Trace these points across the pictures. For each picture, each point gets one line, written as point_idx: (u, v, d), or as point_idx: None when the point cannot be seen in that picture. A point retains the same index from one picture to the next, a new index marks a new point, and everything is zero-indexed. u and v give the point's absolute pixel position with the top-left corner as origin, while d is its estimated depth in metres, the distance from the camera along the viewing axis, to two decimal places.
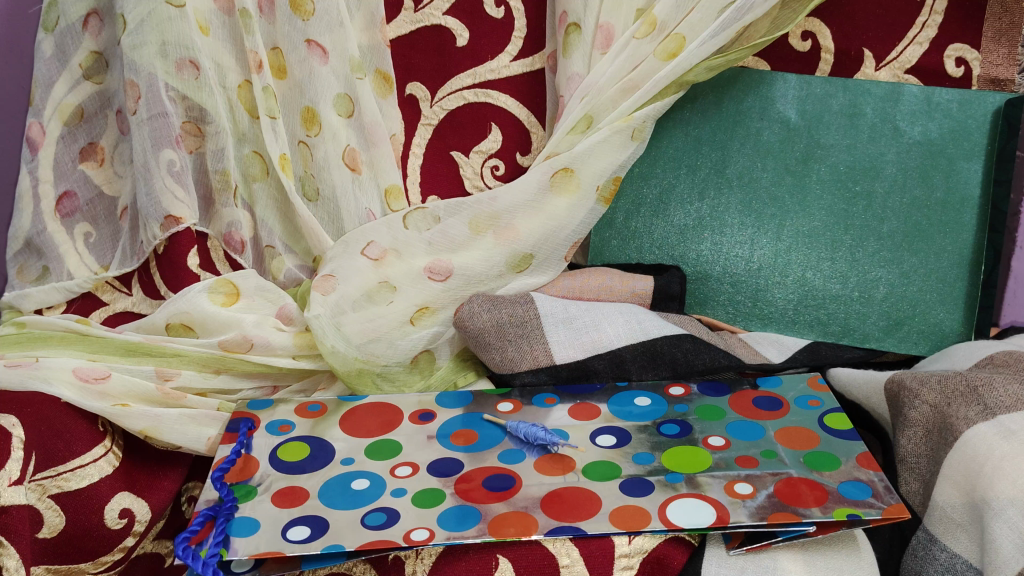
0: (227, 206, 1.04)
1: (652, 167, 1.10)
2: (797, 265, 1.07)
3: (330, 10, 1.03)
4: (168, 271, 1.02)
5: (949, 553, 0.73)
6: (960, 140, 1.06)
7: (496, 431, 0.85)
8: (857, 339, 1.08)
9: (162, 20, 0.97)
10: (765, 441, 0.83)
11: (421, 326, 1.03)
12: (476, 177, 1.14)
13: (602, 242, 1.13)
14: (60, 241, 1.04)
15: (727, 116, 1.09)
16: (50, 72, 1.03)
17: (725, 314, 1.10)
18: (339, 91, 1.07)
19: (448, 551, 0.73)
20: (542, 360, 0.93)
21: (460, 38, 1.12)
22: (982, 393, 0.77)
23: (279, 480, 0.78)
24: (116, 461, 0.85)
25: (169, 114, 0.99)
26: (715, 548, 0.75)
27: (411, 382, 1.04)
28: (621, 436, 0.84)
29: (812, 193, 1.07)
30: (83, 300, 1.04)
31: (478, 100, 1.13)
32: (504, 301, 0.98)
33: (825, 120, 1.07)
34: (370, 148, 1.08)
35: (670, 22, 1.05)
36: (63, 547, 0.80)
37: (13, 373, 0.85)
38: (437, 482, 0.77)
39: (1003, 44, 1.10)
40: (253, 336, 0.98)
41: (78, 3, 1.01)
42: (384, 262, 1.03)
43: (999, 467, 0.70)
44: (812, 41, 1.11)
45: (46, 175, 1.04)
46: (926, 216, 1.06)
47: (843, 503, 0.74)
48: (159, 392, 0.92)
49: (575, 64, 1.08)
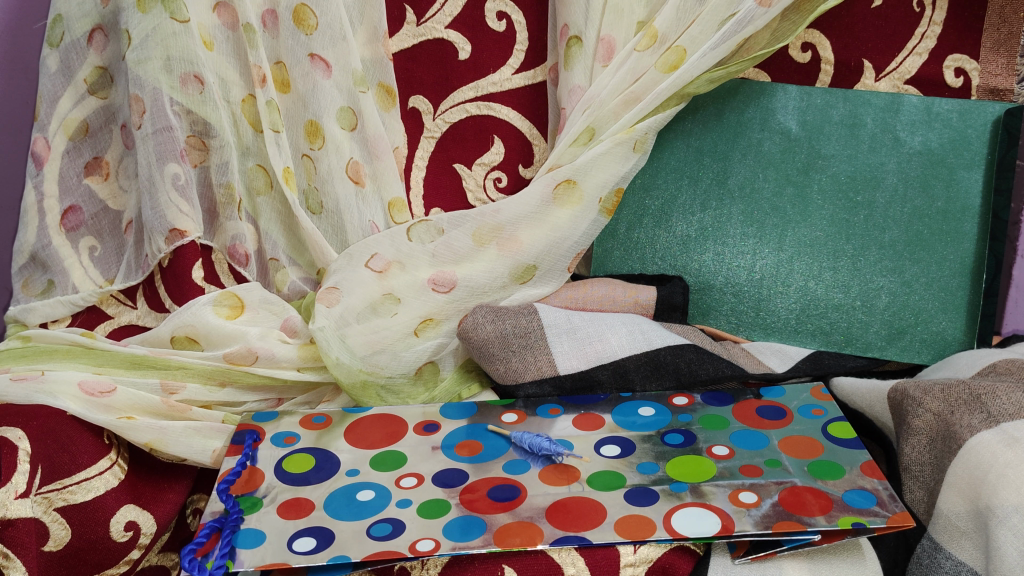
0: (232, 219, 1.05)
1: (653, 179, 1.11)
2: (798, 275, 1.07)
3: (332, 24, 1.04)
4: (172, 284, 1.03)
5: (954, 561, 0.73)
6: (960, 149, 1.06)
7: (501, 441, 0.85)
8: (860, 348, 1.08)
9: (167, 35, 0.98)
10: (769, 450, 0.83)
11: (425, 337, 1.03)
12: (479, 190, 1.16)
13: (605, 254, 1.14)
14: (66, 254, 1.05)
15: (728, 127, 1.10)
16: (55, 87, 1.03)
17: (727, 324, 1.11)
18: (342, 104, 1.08)
19: (454, 562, 0.73)
20: (546, 370, 0.94)
21: (461, 51, 1.12)
22: (985, 401, 0.77)
23: (285, 491, 0.78)
24: (122, 473, 0.85)
25: (173, 128, 1.00)
26: (720, 557, 0.75)
27: (416, 394, 1.03)
28: (625, 446, 0.84)
29: (813, 203, 1.08)
30: (88, 314, 1.05)
31: (481, 112, 1.14)
32: (508, 312, 1.00)
33: (825, 131, 1.08)
34: (373, 161, 1.09)
35: (670, 34, 1.06)
36: (70, 559, 0.80)
37: (18, 387, 0.86)
38: (442, 493, 0.77)
39: (1002, 54, 1.11)
40: (258, 348, 0.98)
41: (83, 19, 1.02)
42: (387, 274, 1.04)
43: (1003, 474, 0.70)
44: (812, 52, 1.12)
45: (51, 190, 1.04)
46: (926, 226, 1.06)
47: (848, 512, 0.74)
48: (165, 404, 0.92)
49: (576, 77, 1.09)
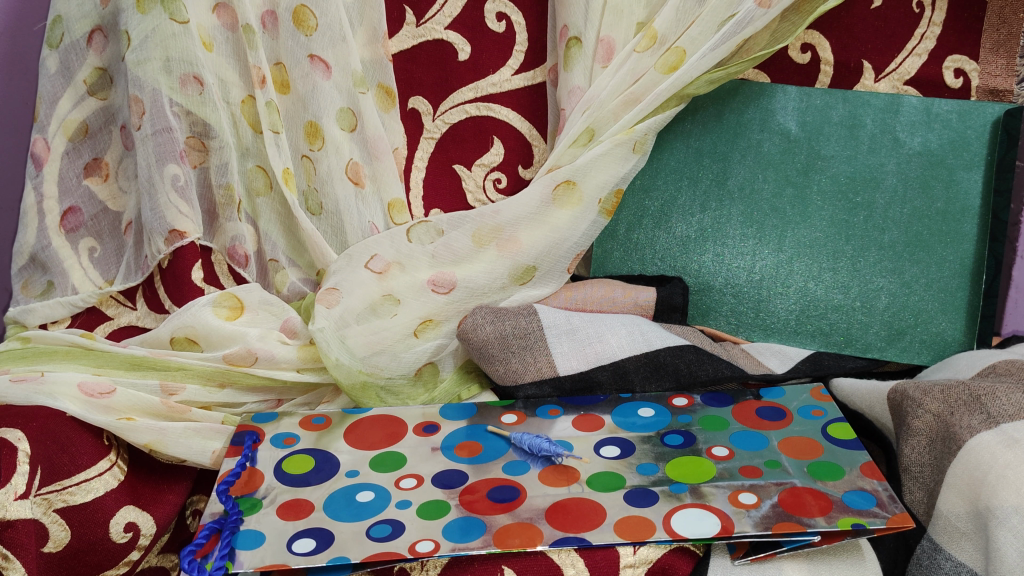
0: (231, 220, 1.05)
1: (653, 179, 1.11)
2: (798, 276, 1.07)
3: (332, 26, 1.04)
4: (172, 285, 1.03)
5: (954, 562, 0.73)
6: (960, 150, 1.06)
7: (501, 442, 0.85)
8: (860, 349, 1.08)
9: (167, 36, 0.98)
10: (769, 451, 0.83)
11: (425, 339, 1.03)
12: (479, 191, 1.16)
13: (605, 255, 1.14)
14: (66, 255, 1.05)
15: (727, 128, 1.10)
16: (54, 88, 1.03)
17: (727, 325, 1.11)
18: (342, 105, 1.08)
19: (454, 563, 0.73)
20: (546, 371, 0.94)
21: (461, 52, 1.12)
22: (985, 402, 0.77)
23: (284, 492, 0.78)
24: (122, 474, 0.85)
25: (173, 128, 1.00)
26: (720, 558, 0.75)
27: (416, 395, 1.03)
28: (624, 447, 0.84)
29: (812, 204, 1.08)
30: (88, 315, 1.05)
31: (480, 113, 1.14)
32: (508, 313, 1.00)
33: (824, 132, 1.08)
34: (372, 162, 1.09)
35: (670, 35, 1.06)
36: (69, 560, 0.80)
37: (18, 388, 0.86)
38: (442, 494, 0.77)
39: (1001, 56, 1.11)
40: (258, 349, 0.98)
41: (83, 20, 1.02)
42: (387, 275, 1.04)
43: (1003, 475, 0.70)
44: (812, 52, 1.12)
45: (51, 191, 1.05)
46: (926, 226, 1.06)
47: (847, 513, 0.74)
48: (164, 405, 0.92)
49: (576, 77, 1.09)
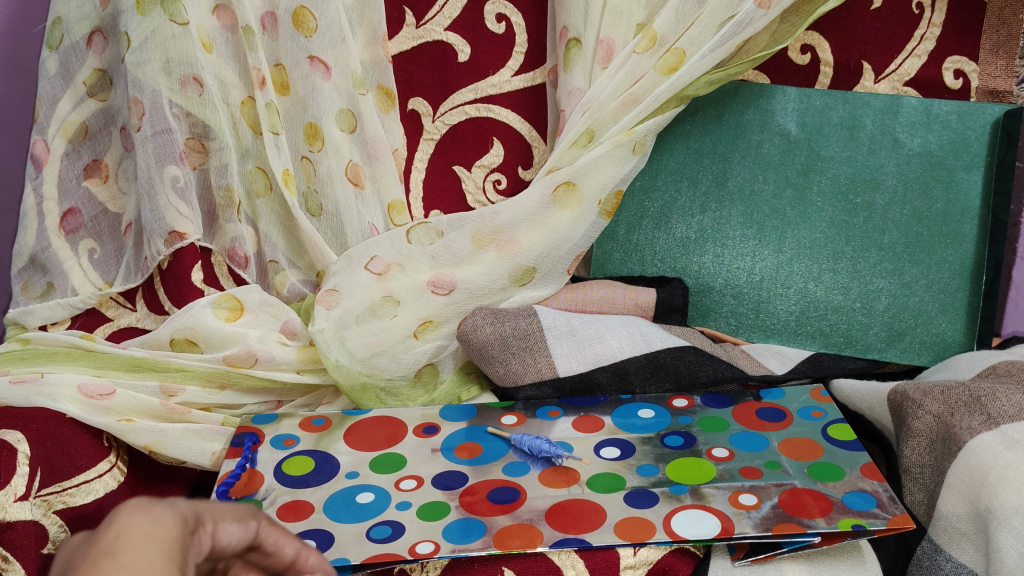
0: (231, 221, 1.05)
1: (653, 181, 1.12)
2: (798, 277, 1.07)
3: (332, 27, 1.04)
4: (172, 286, 1.03)
5: (954, 563, 0.73)
6: (960, 151, 1.06)
7: (501, 444, 0.85)
8: (859, 350, 1.08)
9: (167, 38, 0.98)
10: (769, 452, 0.83)
11: (424, 340, 1.03)
12: (479, 192, 1.16)
13: (605, 256, 1.14)
14: (65, 257, 1.05)
15: (727, 130, 1.10)
16: (54, 89, 1.03)
17: (727, 326, 1.11)
18: (342, 106, 1.08)
19: (454, 564, 0.72)
20: (545, 372, 0.94)
21: (461, 53, 1.12)
22: (985, 403, 0.77)
23: (284, 494, 0.78)
24: (121, 476, 0.86)
25: (173, 130, 1.00)
26: (720, 559, 0.75)
27: (415, 396, 1.04)
28: (625, 448, 0.84)
29: (812, 205, 1.08)
30: (88, 316, 1.05)
31: (480, 114, 1.14)
32: (507, 314, 0.99)
33: (824, 133, 1.08)
34: (372, 163, 1.09)
35: (670, 36, 1.06)
36: None
37: (17, 389, 0.86)
38: (442, 495, 0.77)
39: (1001, 56, 1.11)
40: (257, 351, 0.98)
41: (83, 21, 1.02)
42: (387, 276, 1.04)
43: (1003, 476, 0.70)
44: (812, 54, 1.12)
45: (51, 192, 1.05)
46: (926, 227, 1.06)
47: (847, 513, 0.74)
48: (164, 406, 0.92)
49: (575, 79, 1.09)
